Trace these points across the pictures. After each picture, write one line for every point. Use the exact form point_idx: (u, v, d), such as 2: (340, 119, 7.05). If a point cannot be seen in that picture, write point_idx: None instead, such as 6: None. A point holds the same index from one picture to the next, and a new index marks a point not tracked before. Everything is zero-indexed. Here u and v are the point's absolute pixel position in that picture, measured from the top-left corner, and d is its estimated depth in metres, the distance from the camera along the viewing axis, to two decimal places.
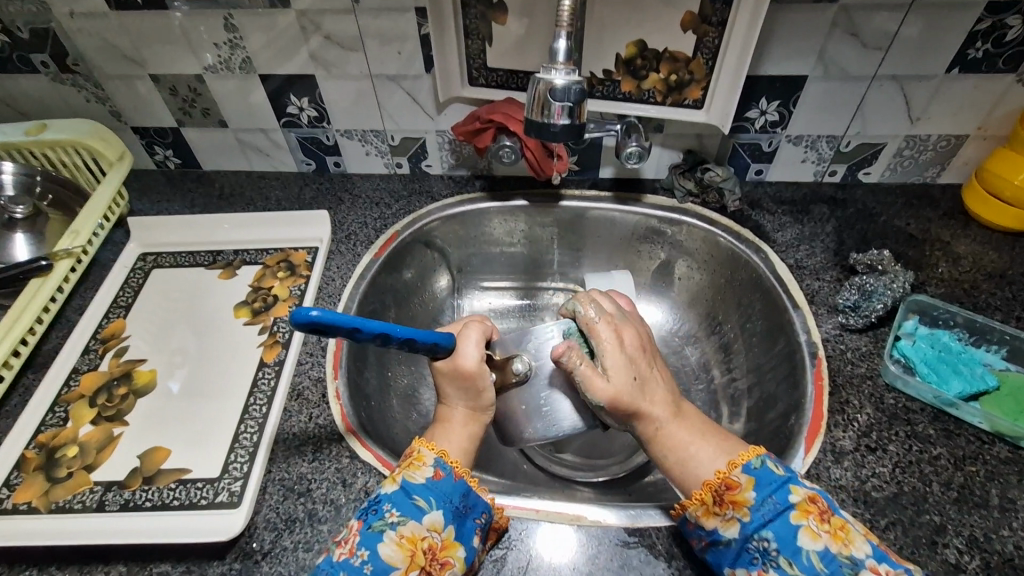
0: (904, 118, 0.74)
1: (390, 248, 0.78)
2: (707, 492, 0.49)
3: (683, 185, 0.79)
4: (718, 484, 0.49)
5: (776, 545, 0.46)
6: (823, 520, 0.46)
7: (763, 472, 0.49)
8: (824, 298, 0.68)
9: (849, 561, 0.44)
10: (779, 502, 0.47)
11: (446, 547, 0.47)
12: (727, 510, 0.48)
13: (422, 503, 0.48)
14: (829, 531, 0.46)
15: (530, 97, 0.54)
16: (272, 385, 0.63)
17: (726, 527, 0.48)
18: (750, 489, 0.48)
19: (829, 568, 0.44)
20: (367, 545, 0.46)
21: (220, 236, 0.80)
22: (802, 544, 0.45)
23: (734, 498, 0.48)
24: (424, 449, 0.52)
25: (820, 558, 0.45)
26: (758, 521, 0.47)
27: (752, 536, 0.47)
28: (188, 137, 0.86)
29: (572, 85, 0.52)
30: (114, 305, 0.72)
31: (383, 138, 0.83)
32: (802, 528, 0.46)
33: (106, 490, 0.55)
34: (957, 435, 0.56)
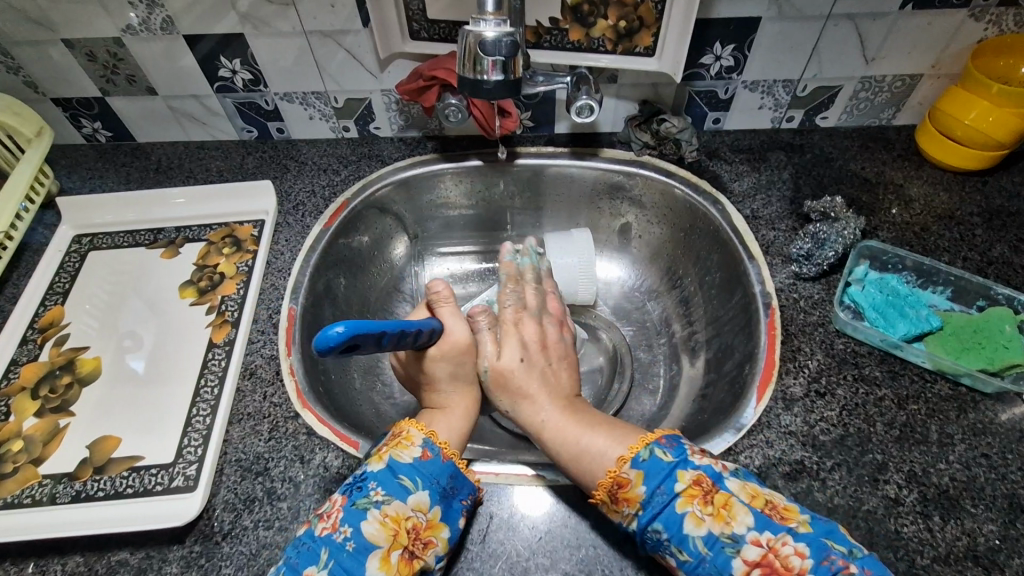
0: (859, 59, 0.72)
1: (341, 217, 0.75)
2: (603, 491, 0.48)
3: (639, 138, 0.77)
4: (611, 483, 0.47)
5: (667, 534, 0.44)
6: (709, 501, 0.44)
7: (653, 462, 0.47)
8: (778, 248, 0.69)
9: (732, 540, 0.43)
10: (667, 492, 0.45)
11: (431, 527, 0.46)
12: (623, 507, 0.47)
13: (408, 483, 0.47)
14: (713, 512, 0.44)
15: (463, 50, 0.51)
16: (223, 364, 0.61)
17: (627, 522, 0.47)
18: (642, 483, 0.46)
19: (716, 549, 0.43)
20: (350, 522, 0.45)
21: (160, 213, 0.76)
22: (688, 531, 0.44)
23: (627, 494, 0.46)
24: (413, 430, 0.51)
25: (705, 542, 0.43)
26: (651, 513, 0.45)
27: (647, 529, 0.45)
28: (116, 107, 0.80)
29: (503, 38, 0.49)
30: (51, 292, 0.69)
31: (326, 100, 0.79)
32: (688, 514, 0.44)
33: (57, 482, 0.54)
34: (902, 375, 0.58)
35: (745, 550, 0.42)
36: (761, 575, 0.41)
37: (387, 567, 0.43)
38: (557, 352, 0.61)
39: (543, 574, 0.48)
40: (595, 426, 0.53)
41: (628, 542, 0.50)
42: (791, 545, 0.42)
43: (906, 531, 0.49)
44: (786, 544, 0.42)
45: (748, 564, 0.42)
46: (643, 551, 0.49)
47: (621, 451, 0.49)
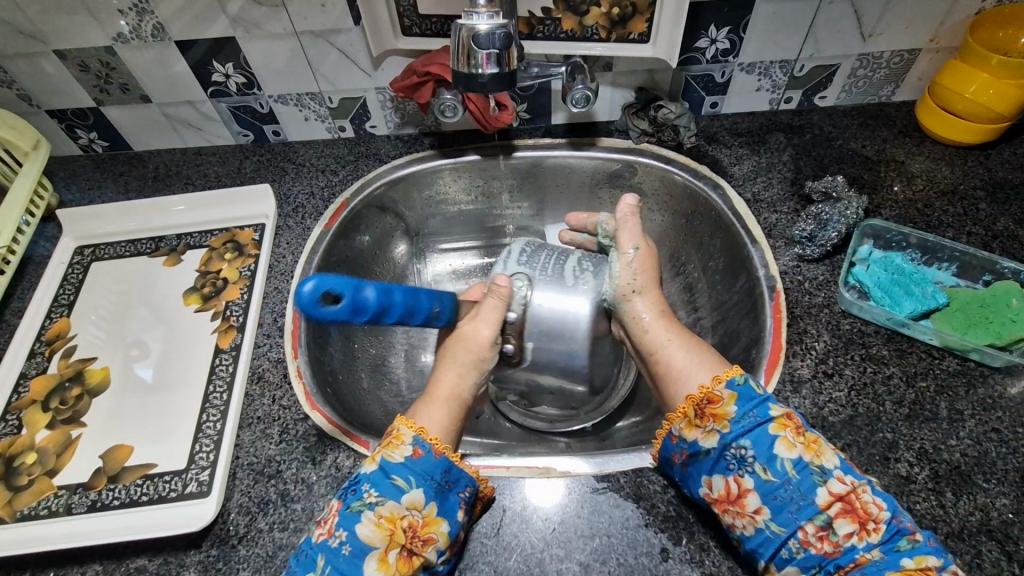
0: (856, 36, 0.71)
1: (341, 217, 0.75)
2: (690, 406, 0.50)
3: (637, 125, 0.77)
4: (700, 398, 0.50)
5: (753, 452, 0.46)
6: (799, 432, 0.46)
7: (745, 388, 0.48)
8: (781, 230, 0.68)
9: (819, 470, 0.44)
10: (759, 415, 0.47)
11: (427, 524, 0.45)
12: (707, 422, 0.48)
13: (401, 482, 0.46)
14: (804, 442, 0.46)
15: (456, 44, 0.51)
16: (230, 369, 0.61)
17: (706, 437, 0.48)
18: (732, 403, 0.48)
19: (802, 473, 0.44)
20: (346, 526, 0.44)
21: (160, 221, 0.76)
22: (777, 451, 0.45)
23: (715, 411, 0.48)
24: (403, 428, 0.50)
25: (794, 465, 0.45)
26: (738, 431, 0.47)
27: (730, 444, 0.47)
28: (111, 116, 0.80)
29: (496, 30, 0.49)
30: (56, 305, 0.69)
31: (321, 100, 0.78)
32: (779, 437, 0.46)
33: (71, 493, 0.54)
34: (909, 353, 0.58)
35: (831, 483, 0.44)
36: (842, 507, 0.43)
37: (386, 567, 0.43)
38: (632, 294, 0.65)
39: (558, 565, 0.49)
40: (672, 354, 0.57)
41: (641, 529, 0.50)
42: (870, 494, 0.43)
43: (918, 508, 0.49)
44: (867, 492, 0.43)
45: (831, 495, 0.43)
46: (657, 538, 0.49)
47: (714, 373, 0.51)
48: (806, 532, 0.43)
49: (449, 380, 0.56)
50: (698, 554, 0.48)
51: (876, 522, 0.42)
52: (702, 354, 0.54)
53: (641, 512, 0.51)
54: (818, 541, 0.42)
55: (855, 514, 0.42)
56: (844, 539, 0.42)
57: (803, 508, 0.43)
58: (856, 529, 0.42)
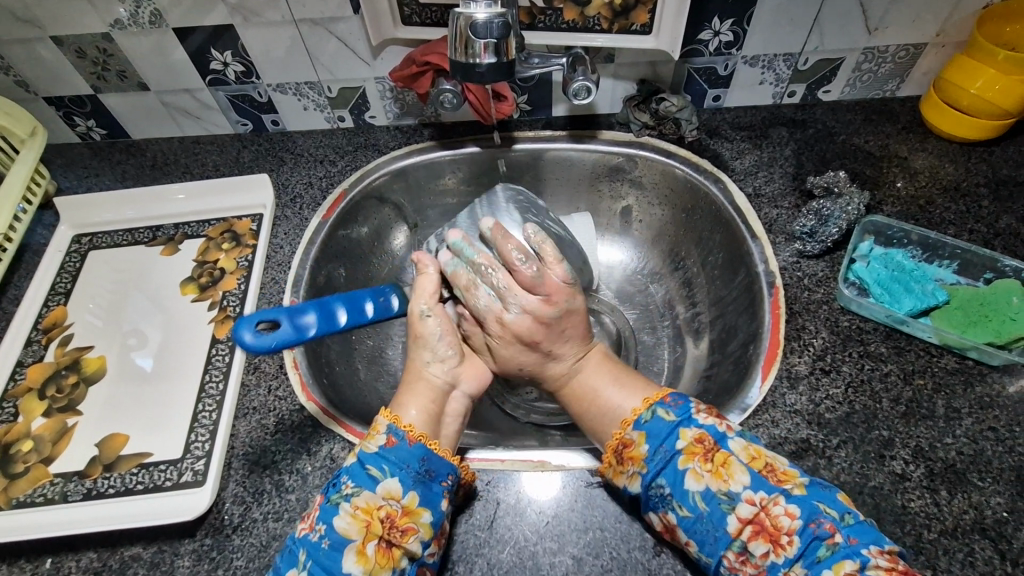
0: (861, 29, 0.70)
1: (339, 208, 0.74)
2: (610, 453, 0.50)
3: (638, 118, 0.76)
4: (617, 444, 0.49)
5: (669, 490, 0.46)
6: (708, 459, 0.46)
7: (653, 424, 0.48)
8: (782, 226, 0.68)
9: (728, 497, 0.44)
10: (669, 450, 0.47)
11: (407, 514, 0.45)
12: (627, 467, 0.48)
13: (376, 473, 0.47)
14: (711, 469, 0.45)
15: (453, 34, 0.50)
16: (227, 359, 0.61)
17: (631, 482, 0.48)
18: (642, 443, 0.48)
19: (712, 505, 0.44)
20: (325, 519, 0.45)
21: (158, 210, 0.76)
22: (688, 487, 0.45)
23: (630, 454, 0.48)
24: (380, 418, 0.50)
25: (703, 497, 0.45)
26: (653, 471, 0.47)
27: (650, 485, 0.47)
28: (108, 103, 0.80)
29: (494, 19, 0.48)
30: (53, 293, 0.69)
31: (319, 89, 0.78)
32: (688, 470, 0.46)
33: (67, 481, 0.54)
34: (908, 350, 0.57)
35: (739, 508, 0.44)
36: (753, 529, 0.43)
37: (364, 559, 0.43)
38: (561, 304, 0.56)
39: (551, 558, 0.49)
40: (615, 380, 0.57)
41: (635, 523, 0.50)
42: (782, 506, 0.43)
43: (912, 506, 0.49)
44: (778, 504, 0.43)
45: (741, 520, 0.43)
46: (651, 532, 0.49)
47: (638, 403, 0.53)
48: (729, 559, 0.44)
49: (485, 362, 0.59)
50: None
51: (789, 535, 0.42)
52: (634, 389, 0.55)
53: (636, 506, 0.51)
54: (743, 566, 0.43)
55: (767, 534, 0.43)
56: (762, 560, 0.42)
57: (720, 539, 0.44)
58: (771, 548, 0.42)
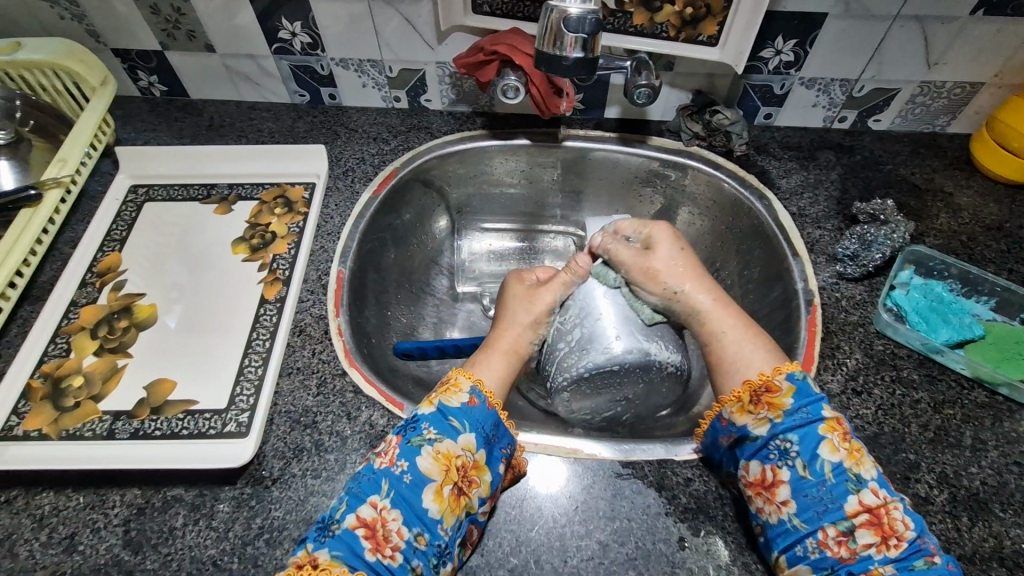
0: (921, 61, 0.71)
1: (388, 186, 0.76)
2: (746, 392, 0.53)
3: (689, 128, 0.77)
4: (758, 385, 0.52)
5: (798, 448, 0.48)
6: (846, 439, 0.49)
7: (804, 384, 0.51)
8: (823, 247, 0.69)
9: (855, 478, 0.47)
10: (811, 414, 0.50)
11: (476, 468, 0.49)
12: (760, 410, 0.51)
13: (456, 425, 0.50)
14: (847, 449, 0.48)
15: (544, 27, 0.53)
16: (274, 319, 0.63)
17: (756, 424, 0.51)
18: (788, 396, 0.51)
19: (838, 478, 0.47)
20: (406, 457, 0.48)
21: (213, 169, 0.77)
22: (820, 453, 0.48)
23: (772, 399, 0.51)
24: (462, 378, 0.54)
25: (832, 468, 0.47)
26: (789, 424, 0.50)
27: (778, 436, 0.50)
28: (173, 61, 0.82)
29: (587, 15, 0.51)
30: (108, 239, 0.71)
31: (381, 68, 0.79)
32: (825, 440, 0.48)
33: (115, 419, 0.56)
34: (940, 380, 0.58)
35: (864, 494, 0.46)
36: (868, 518, 0.45)
37: (439, 500, 0.47)
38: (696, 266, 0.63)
39: (578, 541, 0.50)
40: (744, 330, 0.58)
41: (661, 517, 0.51)
42: (900, 512, 0.45)
43: (933, 529, 0.50)
44: (897, 509, 0.46)
45: (861, 505, 0.46)
46: (676, 527, 0.51)
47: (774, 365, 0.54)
48: (826, 533, 0.46)
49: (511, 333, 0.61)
50: (714, 547, 0.50)
51: (899, 539, 0.44)
52: (757, 346, 0.56)
53: (663, 501, 0.52)
54: (836, 544, 0.45)
55: (879, 528, 0.45)
56: (862, 547, 0.45)
57: (830, 510, 0.46)
58: (877, 541, 0.44)
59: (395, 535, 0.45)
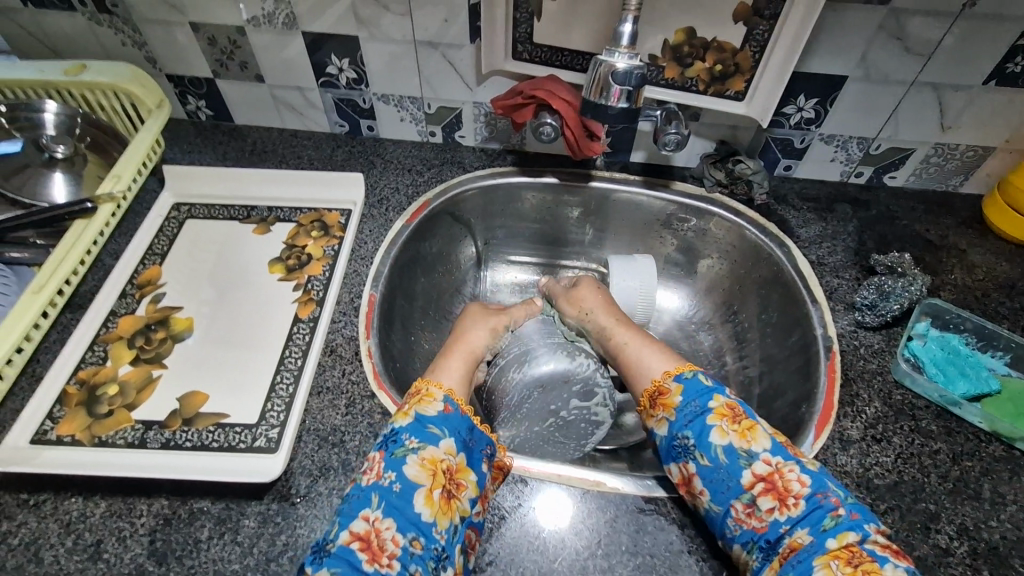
0: (936, 125, 0.75)
1: (421, 215, 0.79)
2: (648, 397, 0.59)
3: (713, 175, 0.80)
4: (655, 390, 0.58)
5: (693, 441, 0.53)
6: (735, 421, 0.52)
7: (691, 382, 0.56)
8: (841, 295, 0.71)
9: (746, 454, 0.50)
10: (700, 405, 0.54)
11: (460, 470, 0.52)
12: (659, 412, 0.57)
13: (436, 431, 0.53)
14: (737, 429, 0.52)
15: (591, 77, 0.58)
16: (306, 339, 0.64)
17: (660, 425, 0.56)
18: (677, 394, 0.56)
19: (732, 458, 0.50)
20: (393, 469, 0.50)
21: (253, 191, 0.80)
22: (712, 439, 0.52)
23: (665, 401, 0.57)
24: (433, 388, 0.57)
25: (724, 450, 0.51)
26: (682, 422, 0.54)
27: (677, 434, 0.54)
28: (223, 89, 0.86)
29: (633, 69, 0.56)
30: (149, 253, 0.73)
31: (420, 105, 0.83)
32: (715, 427, 0.52)
33: (147, 428, 0.57)
34: (958, 433, 0.59)
35: (756, 465, 0.50)
36: (765, 486, 0.49)
37: (431, 504, 0.49)
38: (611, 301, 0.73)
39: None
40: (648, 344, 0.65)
41: (683, 555, 0.51)
42: (794, 474, 0.48)
43: None
44: (792, 471, 0.49)
45: (755, 476, 0.49)
46: (698, 566, 0.51)
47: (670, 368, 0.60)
48: (737, 509, 0.49)
49: (477, 340, 0.66)
50: None
51: (796, 498, 0.47)
52: (658, 355, 0.63)
53: (685, 539, 0.52)
54: (748, 517, 0.48)
55: (776, 493, 0.48)
56: (767, 514, 0.48)
57: (733, 488, 0.50)
58: (777, 506, 0.48)
59: (390, 543, 0.46)
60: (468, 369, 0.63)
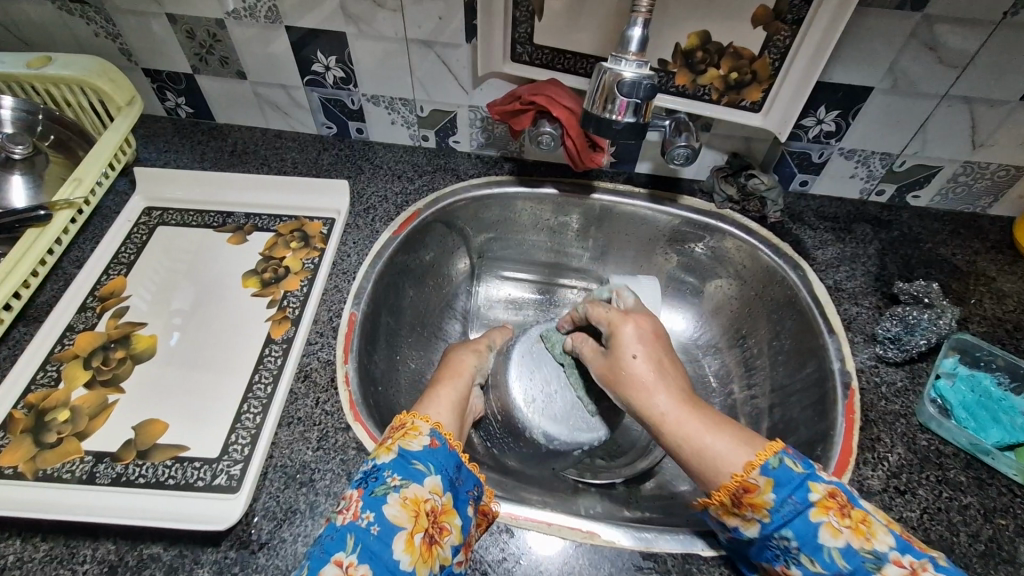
0: (966, 143, 0.69)
1: (410, 226, 0.74)
2: (723, 494, 0.44)
3: (724, 189, 0.74)
4: (735, 487, 0.44)
5: (796, 543, 0.42)
6: (845, 515, 0.41)
7: (782, 472, 0.43)
8: (861, 325, 0.65)
9: (872, 557, 0.39)
10: (798, 502, 0.42)
11: (446, 512, 0.45)
12: (746, 512, 0.44)
13: (421, 468, 0.47)
14: (850, 526, 0.40)
15: (595, 86, 0.53)
16: (279, 362, 0.59)
17: (747, 527, 0.44)
18: (767, 491, 0.43)
19: (852, 563, 0.39)
20: (372, 508, 0.43)
21: (232, 196, 0.75)
22: (822, 541, 0.41)
23: (752, 501, 0.43)
24: (420, 421, 0.50)
25: (841, 554, 0.40)
26: (778, 522, 0.42)
27: (773, 536, 0.43)
28: (203, 85, 0.81)
29: (641, 81, 0.51)
30: (115, 262, 0.68)
31: (412, 107, 0.78)
32: (822, 526, 0.41)
33: (97, 461, 0.52)
34: (989, 485, 0.54)
35: (887, 571, 0.38)
36: None
37: (411, 549, 0.41)
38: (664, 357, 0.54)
39: None
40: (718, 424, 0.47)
41: None
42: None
43: None
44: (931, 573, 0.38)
45: None
46: None
47: (749, 457, 0.44)
48: None
49: (464, 362, 0.62)
50: None
51: None
52: (727, 438, 0.46)
53: None
54: None
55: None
56: None
57: None
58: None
59: None
60: (463, 389, 0.58)
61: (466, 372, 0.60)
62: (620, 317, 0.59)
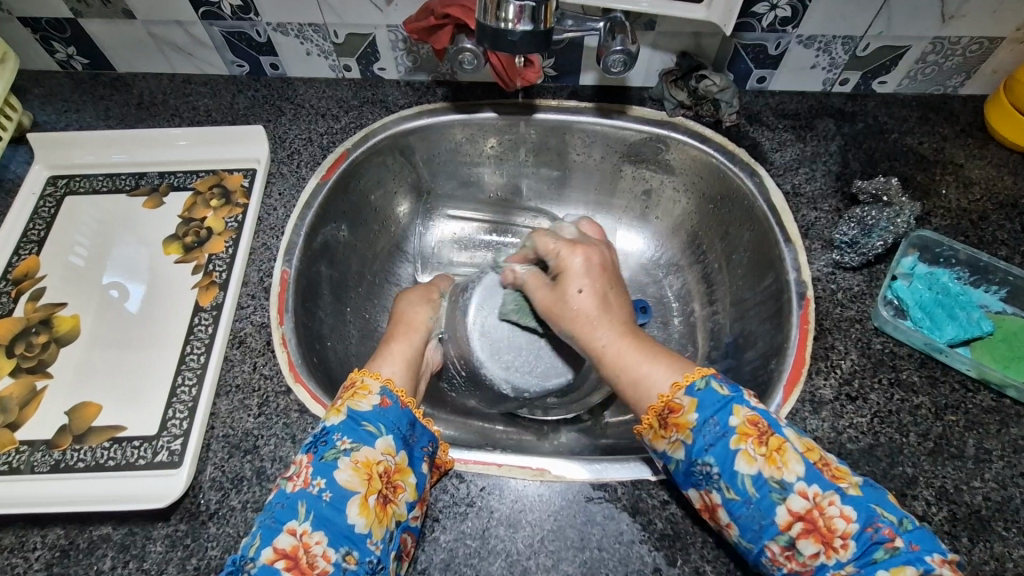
0: (934, 15, 0.62)
1: (340, 169, 0.68)
2: (652, 415, 0.46)
3: (674, 95, 0.69)
4: (661, 408, 0.46)
5: (717, 469, 0.42)
6: (761, 443, 0.42)
7: (706, 394, 0.44)
8: (819, 231, 0.62)
9: (779, 486, 0.41)
10: (718, 425, 0.43)
11: (400, 471, 0.45)
12: (671, 434, 0.45)
13: (373, 429, 0.46)
14: (764, 454, 0.42)
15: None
16: (210, 330, 0.57)
17: (672, 450, 0.45)
18: (692, 411, 0.44)
19: (761, 491, 0.41)
20: (323, 474, 0.43)
21: (143, 156, 0.69)
22: (738, 469, 0.42)
23: (676, 421, 0.44)
24: (369, 379, 0.49)
25: (754, 483, 0.41)
26: (700, 446, 0.43)
27: (695, 460, 0.44)
28: (90, 30, 0.72)
29: None
30: (24, 241, 0.63)
31: (325, 34, 0.70)
32: (740, 452, 0.42)
33: (34, 450, 0.51)
34: (942, 383, 0.53)
35: (791, 500, 0.40)
36: (804, 526, 0.40)
37: (366, 512, 0.42)
38: (617, 283, 0.54)
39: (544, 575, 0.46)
40: (656, 357, 0.48)
41: (635, 545, 0.47)
42: (837, 507, 0.40)
43: None
44: (832, 504, 0.40)
45: (792, 514, 0.40)
46: (651, 556, 0.46)
47: (676, 378, 0.46)
48: (773, 549, 0.41)
49: (419, 316, 0.60)
50: None
51: (843, 538, 0.39)
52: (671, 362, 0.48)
53: (637, 527, 0.48)
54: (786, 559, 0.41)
55: (818, 534, 0.39)
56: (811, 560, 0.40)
57: (766, 528, 0.41)
58: (821, 549, 0.39)
59: (321, 559, 0.40)
60: (418, 345, 0.57)
61: (422, 326, 0.59)
62: (566, 248, 0.55)
